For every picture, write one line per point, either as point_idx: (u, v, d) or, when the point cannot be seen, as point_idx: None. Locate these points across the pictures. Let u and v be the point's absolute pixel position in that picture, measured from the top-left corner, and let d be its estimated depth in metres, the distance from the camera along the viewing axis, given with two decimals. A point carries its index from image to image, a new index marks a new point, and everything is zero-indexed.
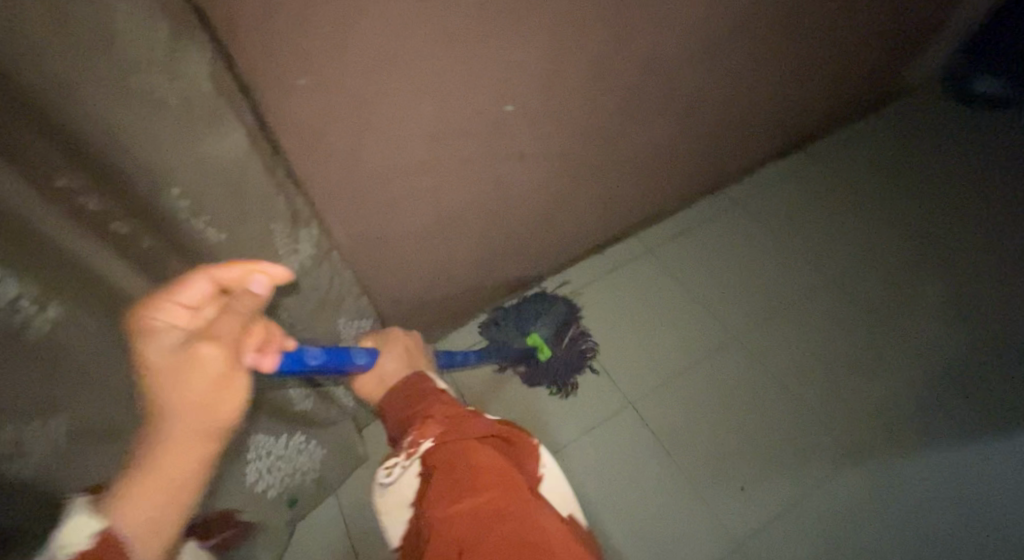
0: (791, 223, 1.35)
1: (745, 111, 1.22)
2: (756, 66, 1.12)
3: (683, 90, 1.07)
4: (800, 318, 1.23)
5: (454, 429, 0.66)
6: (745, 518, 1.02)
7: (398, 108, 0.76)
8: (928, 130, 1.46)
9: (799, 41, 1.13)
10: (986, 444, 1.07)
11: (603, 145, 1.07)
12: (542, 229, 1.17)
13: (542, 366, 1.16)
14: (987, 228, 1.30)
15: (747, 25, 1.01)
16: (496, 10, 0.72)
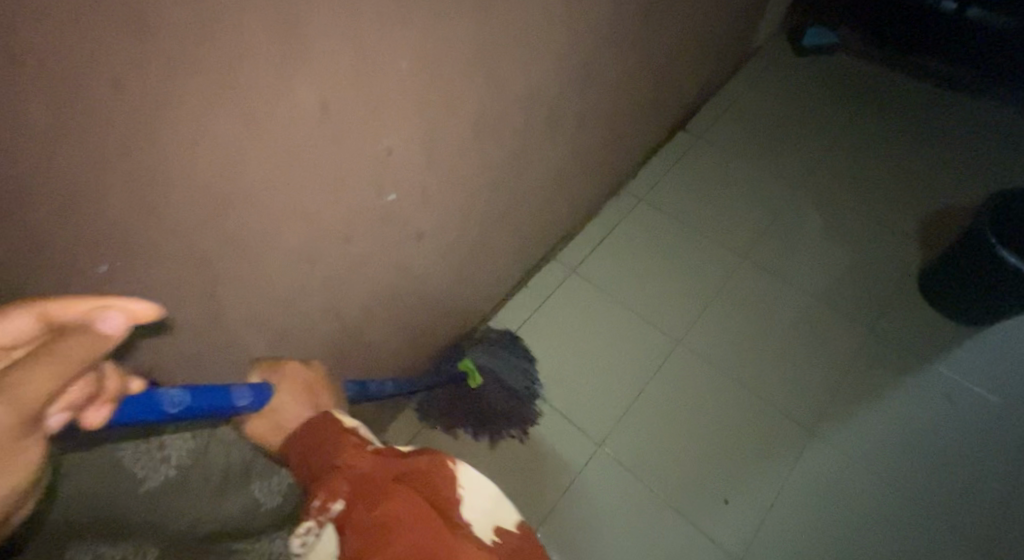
0: (695, 206, 1.33)
1: (631, 109, 1.17)
2: (634, 63, 1.06)
3: (570, 107, 0.98)
4: (730, 300, 1.22)
5: (358, 489, 0.39)
6: (739, 533, 0.99)
7: (256, 245, 0.59)
8: (786, 82, 1.51)
9: (666, 29, 1.08)
10: (917, 379, 1.13)
11: (500, 187, 0.95)
12: (459, 290, 1.04)
13: (464, 398, 1.04)
14: (860, 164, 1.37)
15: (619, 29, 0.95)
16: (354, 95, 0.58)
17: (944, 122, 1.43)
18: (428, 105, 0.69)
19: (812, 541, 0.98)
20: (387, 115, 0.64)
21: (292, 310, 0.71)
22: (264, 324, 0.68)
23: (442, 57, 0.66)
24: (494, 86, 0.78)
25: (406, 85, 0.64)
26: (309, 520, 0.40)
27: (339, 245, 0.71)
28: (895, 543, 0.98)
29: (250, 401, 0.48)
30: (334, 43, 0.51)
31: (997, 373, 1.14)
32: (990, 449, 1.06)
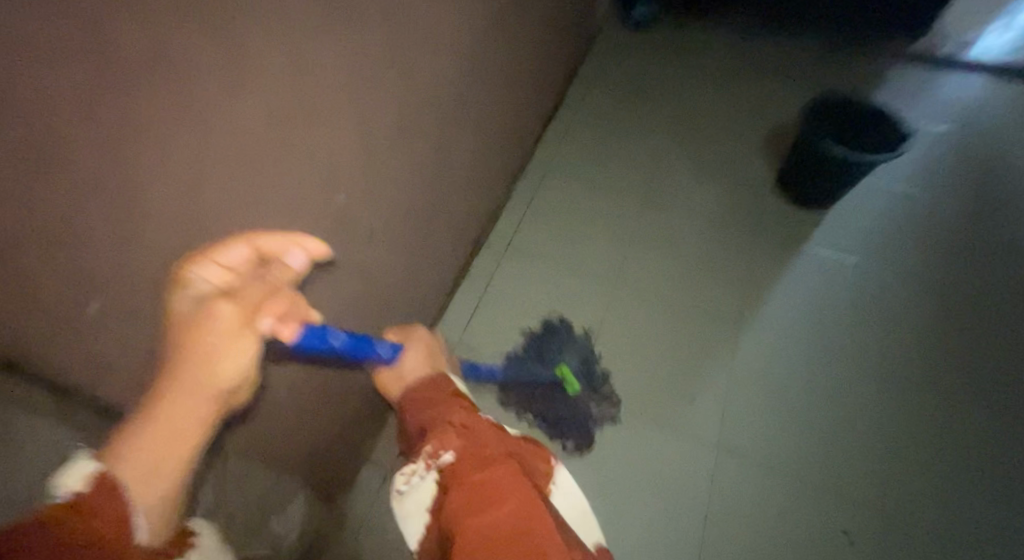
0: (592, 169, 1.48)
1: (518, 92, 1.28)
2: (514, 48, 1.17)
3: (473, 92, 1.06)
4: (645, 240, 1.37)
5: (475, 450, 0.61)
6: (712, 431, 1.12)
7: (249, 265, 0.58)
8: (631, 52, 1.74)
9: (532, 14, 1.21)
10: (801, 261, 1.34)
11: (430, 176, 1.00)
12: (412, 286, 1.07)
13: (562, 403, 1.06)
14: (710, 106, 1.62)
15: (498, 15, 1.05)
16: (311, 104, 0.59)
17: (758, 61, 1.73)
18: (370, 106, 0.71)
19: (762, 418, 1.14)
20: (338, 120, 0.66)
21: None
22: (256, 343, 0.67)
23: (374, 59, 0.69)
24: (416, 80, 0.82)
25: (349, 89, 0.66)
26: (424, 461, 0.66)
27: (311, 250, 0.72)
28: (829, 396, 1.17)
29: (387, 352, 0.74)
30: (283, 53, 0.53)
31: (857, 241, 1.38)
32: (868, 301, 1.29)
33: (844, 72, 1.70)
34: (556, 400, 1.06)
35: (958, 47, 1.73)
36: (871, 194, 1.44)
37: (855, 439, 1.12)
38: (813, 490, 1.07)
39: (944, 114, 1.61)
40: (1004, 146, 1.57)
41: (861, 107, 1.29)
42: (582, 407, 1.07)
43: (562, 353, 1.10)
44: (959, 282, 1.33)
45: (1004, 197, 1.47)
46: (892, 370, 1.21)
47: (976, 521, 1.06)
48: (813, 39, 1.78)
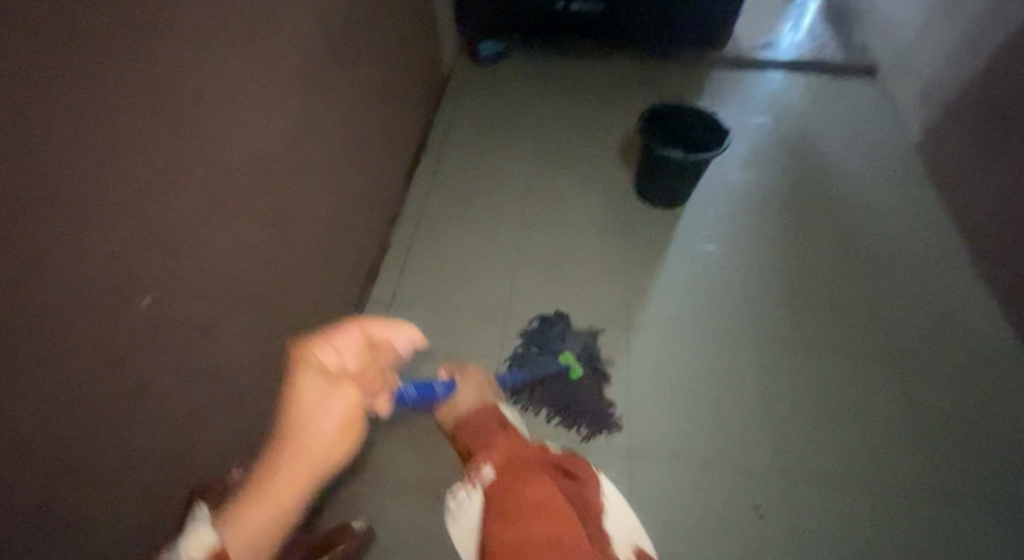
0: (467, 202, 1.48)
1: (373, 139, 1.28)
2: (360, 93, 1.17)
3: (326, 142, 1.02)
4: (533, 257, 1.35)
5: (507, 471, 0.61)
6: (630, 438, 1.06)
7: (77, 359, 0.48)
8: (485, 93, 1.81)
9: (372, 60, 1.23)
10: (672, 253, 1.37)
11: (296, 234, 0.94)
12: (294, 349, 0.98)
13: (569, 388, 1.08)
14: (565, 128, 1.70)
15: (337, 62, 1.04)
16: (125, 152, 0.51)
17: (600, 83, 1.87)
18: (206, 164, 0.65)
19: (672, 409, 1.10)
20: (169, 176, 0.59)
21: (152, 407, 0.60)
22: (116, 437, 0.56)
23: (202, 108, 0.64)
24: (260, 137, 0.78)
25: (176, 140, 0.59)
26: (468, 481, 0.66)
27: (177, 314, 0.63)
28: (730, 375, 1.15)
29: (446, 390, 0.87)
30: (89, 103, 0.46)
31: (722, 224, 1.44)
32: (744, 274, 1.32)
33: (674, 84, 1.89)
34: (566, 386, 1.09)
35: (757, 51, 2.00)
36: (717, 183, 1.54)
37: (766, 408, 1.10)
38: (741, 470, 1.02)
39: (758, 108, 1.80)
40: (816, 121, 1.75)
41: (675, 109, 1.40)
42: (590, 392, 1.09)
43: (559, 345, 1.15)
44: (827, 238, 1.41)
45: (830, 162, 1.61)
46: (782, 334, 1.21)
47: (898, 456, 1.05)
48: (643, 59, 1.97)
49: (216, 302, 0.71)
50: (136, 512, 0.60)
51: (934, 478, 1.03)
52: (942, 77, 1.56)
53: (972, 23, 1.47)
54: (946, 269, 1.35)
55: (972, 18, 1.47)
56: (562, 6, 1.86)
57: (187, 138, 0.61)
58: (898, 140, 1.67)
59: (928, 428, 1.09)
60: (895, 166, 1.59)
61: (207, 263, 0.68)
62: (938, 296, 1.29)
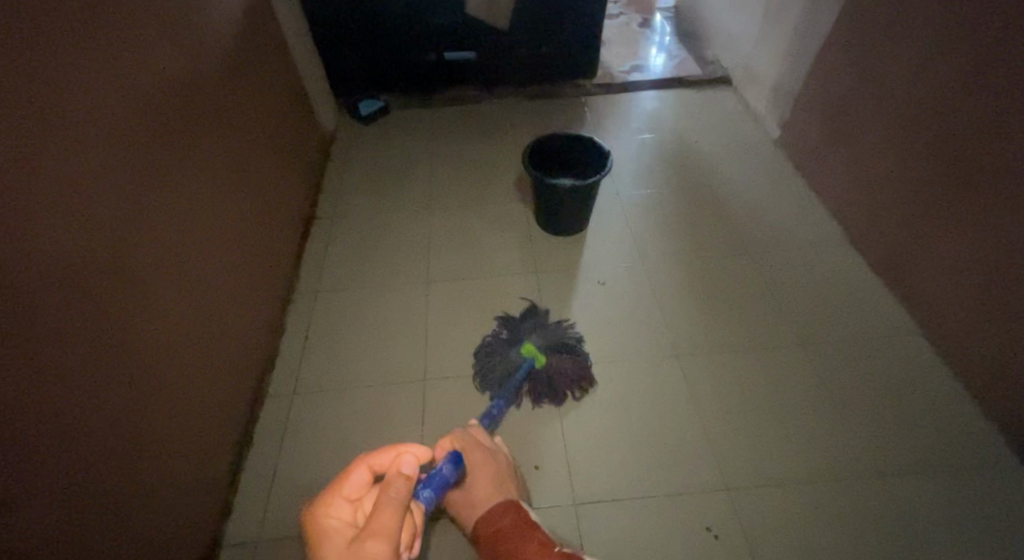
0: (365, 266, 1.42)
1: (248, 216, 1.20)
2: (222, 172, 1.09)
3: (183, 232, 0.94)
4: (442, 310, 1.30)
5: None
6: (563, 490, 1.01)
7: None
8: (369, 152, 1.77)
9: (233, 135, 1.16)
10: (580, 278, 1.37)
11: (150, 339, 0.83)
12: (170, 469, 0.86)
13: (541, 372, 1.13)
14: (455, 173, 1.69)
15: (186, 144, 0.96)
16: None
17: (484, 127, 1.88)
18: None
19: (605, 445, 1.07)
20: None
21: None
22: None
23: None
24: (68, 253, 0.69)
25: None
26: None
27: None
28: (655, 400, 1.13)
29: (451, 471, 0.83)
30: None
31: (622, 244, 1.46)
32: (651, 289, 1.34)
33: (555, 117, 1.94)
34: (537, 371, 1.13)
35: (625, 76, 2.12)
36: (613, 206, 1.57)
37: (695, 422, 1.10)
38: (677, 497, 1.00)
39: (639, 128, 1.88)
40: (692, 133, 1.85)
41: (552, 139, 1.36)
42: (563, 365, 1.13)
43: (529, 334, 1.19)
44: (718, 239, 1.47)
45: (711, 170, 1.70)
46: (696, 345, 1.23)
47: (823, 446, 1.06)
48: (523, 97, 2.02)
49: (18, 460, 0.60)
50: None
51: (857, 462, 1.04)
52: (788, 79, 1.70)
53: (797, 29, 1.62)
54: (830, 252, 1.43)
55: (796, 23, 1.62)
56: (434, 57, 1.91)
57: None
58: (766, 142, 1.80)
59: (844, 411, 1.12)
60: (765, 166, 1.70)
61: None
62: (829, 280, 1.36)
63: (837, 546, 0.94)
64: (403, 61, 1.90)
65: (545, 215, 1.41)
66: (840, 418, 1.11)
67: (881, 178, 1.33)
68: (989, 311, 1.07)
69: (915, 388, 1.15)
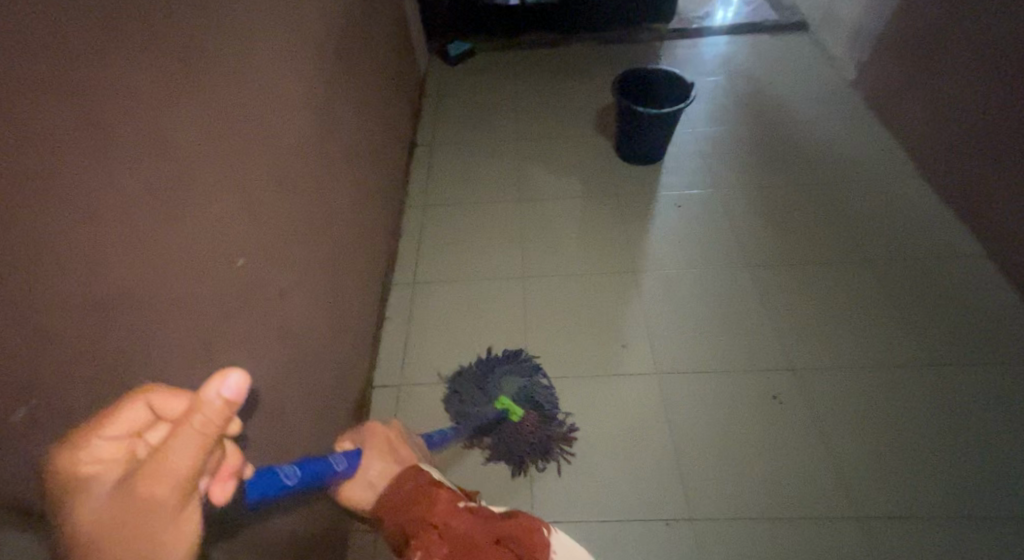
0: (464, 187, 1.58)
1: (376, 127, 1.38)
2: (361, 83, 1.27)
3: (344, 126, 1.12)
4: (535, 223, 1.46)
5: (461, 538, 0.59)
6: (648, 364, 1.15)
7: (198, 300, 0.57)
8: (461, 90, 1.92)
9: (365, 53, 1.34)
10: (659, 202, 1.50)
11: (331, 207, 1.01)
12: (345, 314, 1.06)
13: (510, 432, 1.02)
14: (540, 110, 1.82)
15: (342, 52, 1.14)
16: (213, 83, 0.63)
17: (564, 69, 1.99)
18: (262, 151, 0.73)
19: (685, 331, 1.20)
20: (233, 153, 0.66)
21: (246, 317, 0.68)
22: (233, 339, 0.64)
23: (251, 97, 0.72)
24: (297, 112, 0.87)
25: (245, 100, 0.70)
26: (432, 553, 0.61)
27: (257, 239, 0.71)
28: (727, 300, 1.25)
29: (345, 465, 0.64)
30: (179, 91, 0.56)
31: (699, 174, 1.57)
32: (726, 211, 1.46)
33: (632, 60, 2.02)
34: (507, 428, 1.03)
35: (699, 22, 2.17)
36: (686, 142, 1.68)
37: (769, 318, 1.22)
38: (756, 373, 1.12)
39: (712, 72, 1.96)
40: (766, 77, 1.91)
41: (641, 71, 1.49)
42: (536, 428, 1.03)
43: (507, 384, 1.08)
44: (793, 171, 1.56)
45: (785, 111, 1.76)
46: (769, 258, 1.34)
47: (887, 341, 1.16)
48: (600, 42, 2.11)
49: (280, 258, 0.78)
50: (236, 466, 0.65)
51: (924, 355, 1.14)
52: (864, 20, 1.74)
53: None
54: (901, 184, 1.49)
55: None
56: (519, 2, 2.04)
57: (241, 121, 0.68)
58: (839, 85, 1.84)
59: (908, 314, 1.21)
60: (840, 107, 1.75)
61: (271, 219, 0.76)
62: (901, 208, 1.43)
63: (902, 418, 1.05)
64: (490, 6, 2.04)
65: (629, 142, 1.53)
66: (905, 319, 1.20)
67: (952, 111, 1.39)
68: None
69: (978, 297, 1.23)
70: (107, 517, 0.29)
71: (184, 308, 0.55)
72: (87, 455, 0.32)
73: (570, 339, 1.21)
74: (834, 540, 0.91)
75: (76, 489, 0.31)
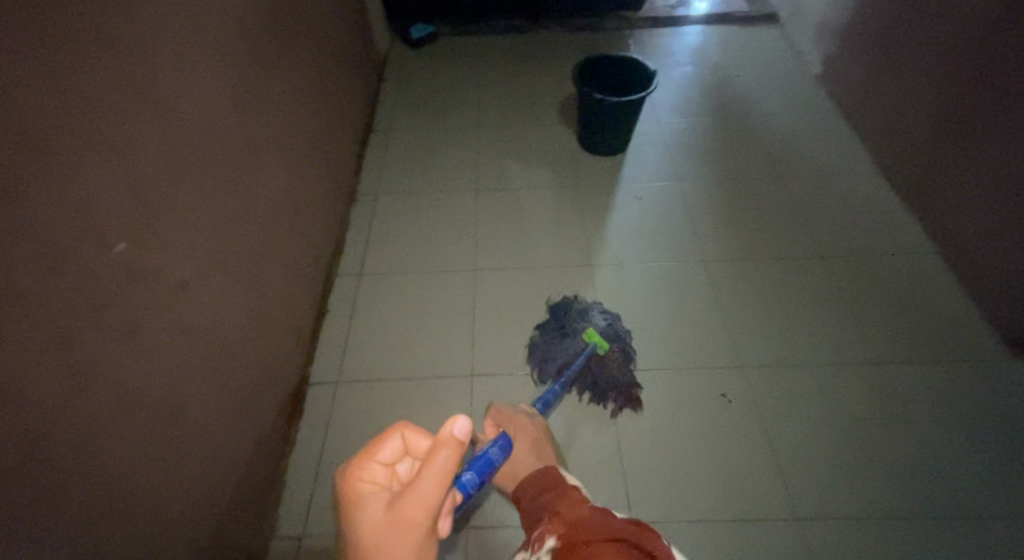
0: (420, 175, 1.52)
1: (325, 107, 1.31)
2: (306, 62, 1.21)
3: (281, 106, 1.05)
4: (490, 213, 1.42)
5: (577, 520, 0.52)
6: None
7: (56, 293, 0.52)
8: (423, 74, 1.86)
9: (313, 29, 1.27)
10: (617, 194, 1.46)
11: (261, 191, 0.95)
12: (277, 304, 1.00)
13: (599, 367, 1.02)
14: (503, 96, 1.77)
15: (281, 28, 1.07)
16: (97, 60, 0.58)
17: (530, 55, 1.94)
18: (149, 122, 0.65)
19: (636, 327, 1.17)
20: (95, 121, 0.57)
21: (135, 312, 0.62)
22: (113, 336, 0.59)
23: (140, 64, 0.65)
24: (217, 91, 0.81)
25: (142, 81, 0.65)
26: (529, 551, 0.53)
27: (154, 227, 0.66)
28: (682, 295, 1.23)
29: (504, 454, 0.61)
30: (41, 72, 0.51)
31: (659, 166, 1.54)
32: (685, 205, 1.43)
33: (600, 48, 1.98)
34: (599, 364, 1.03)
35: (672, 11, 2.13)
36: (650, 133, 1.64)
37: (722, 314, 1.19)
38: (705, 371, 1.10)
39: (681, 62, 1.92)
40: (734, 68, 1.88)
41: (602, 58, 1.44)
42: (620, 364, 1.04)
43: (585, 322, 1.08)
44: (755, 164, 1.54)
45: (751, 103, 1.74)
46: (726, 253, 1.31)
47: (837, 339, 1.15)
48: (569, 29, 2.06)
49: (188, 248, 0.73)
50: (118, 471, 0.59)
51: (873, 353, 1.13)
52: (832, 14, 1.72)
53: None
54: (860, 179, 1.49)
55: None
56: None
57: (110, 83, 0.60)
58: (807, 79, 1.82)
59: (859, 311, 1.20)
60: (807, 101, 1.74)
61: (174, 205, 0.70)
62: (858, 203, 1.42)
63: (846, 415, 1.03)
64: None
65: (589, 132, 1.49)
66: (855, 316, 1.19)
67: (912, 106, 1.38)
68: (993, 218, 1.14)
69: (927, 295, 1.22)
70: (377, 525, 0.48)
71: (37, 302, 0.50)
72: (367, 476, 0.50)
73: (519, 333, 1.17)
74: (771, 539, 0.89)
75: (354, 498, 0.49)
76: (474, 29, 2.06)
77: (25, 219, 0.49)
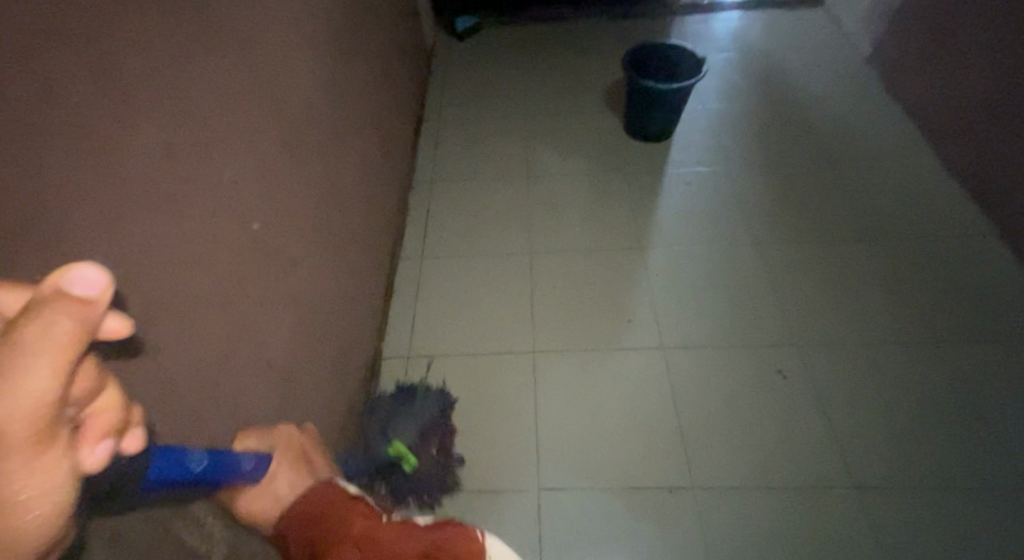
0: (471, 163, 1.58)
1: (385, 98, 1.37)
2: (369, 54, 1.27)
3: (351, 98, 1.11)
4: (541, 199, 1.46)
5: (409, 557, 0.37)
6: (653, 340, 1.16)
7: (220, 268, 0.59)
8: (469, 66, 1.90)
9: (373, 24, 1.33)
10: (666, 179, 1.49)
11: (340, 179, 1.01)
12: (353, 285, 1.06)
13: (403, 480, 0.91)
14: (548, 85, 1.81)
15: (348, 23, 1.13)
16: (235, 64, 0.65)
17: (574, 44, 1.97)
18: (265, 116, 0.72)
19: (688, 309, 1.21)
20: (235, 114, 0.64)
21: (261, 288, 0.69)
22: (249, 308, 0.66)
23: (258, 63, 0.72)
24: (307, 83, 0.88)
25: (262, 81, 0.72)
26: None
27: (272, 211, 0.73)
28: (732, 276, 1.26)
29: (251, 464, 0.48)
30: (206, 75, 0.59)
31: (707, 152, 1.56)
32: (734, 189, 1.45)
33: (641, 35, 2.00)
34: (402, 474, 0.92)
35: None
36: (696, 118, 1.66)
37: (775, 294, 1.22)
38: (760, 350, 1.13)
39: (724, 47, 1.92)
40: (779, 52, 1.87)
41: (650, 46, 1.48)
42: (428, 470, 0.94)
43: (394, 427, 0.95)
44: (805, 148, 1.54)
45: (796, 86, 1.74)
46: (777, 235, 1.33)
47: (891, 318, 1.16)
48: (609, 18, 2.08)
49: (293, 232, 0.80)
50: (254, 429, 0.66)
51: (927, 332, 1.14)
52: None
53: None
54: (912, 161, 1.48)
55: None
56: None
57: (243, 76, 0.67)
58: (853, 61, 1.81)
59: (913, 290, 1.21)
60: (854, 84, 1.73)
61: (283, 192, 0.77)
62: (910, 184, 1.42)
63: (903, 393, 1.05)
64: None
65: (638, 120, 1.52)
66: (910, 296, 1.20)
67: (964, 85, 1.37)
68: None
69: (982, 273, 1.22)
70: None
71: (209, 277, 0.57)
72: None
73: (578, 314, 1.21)
74: (832, 508, 0.93)
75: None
76: (516, 20, 2.10)
77: (202, 202, 0.56)
